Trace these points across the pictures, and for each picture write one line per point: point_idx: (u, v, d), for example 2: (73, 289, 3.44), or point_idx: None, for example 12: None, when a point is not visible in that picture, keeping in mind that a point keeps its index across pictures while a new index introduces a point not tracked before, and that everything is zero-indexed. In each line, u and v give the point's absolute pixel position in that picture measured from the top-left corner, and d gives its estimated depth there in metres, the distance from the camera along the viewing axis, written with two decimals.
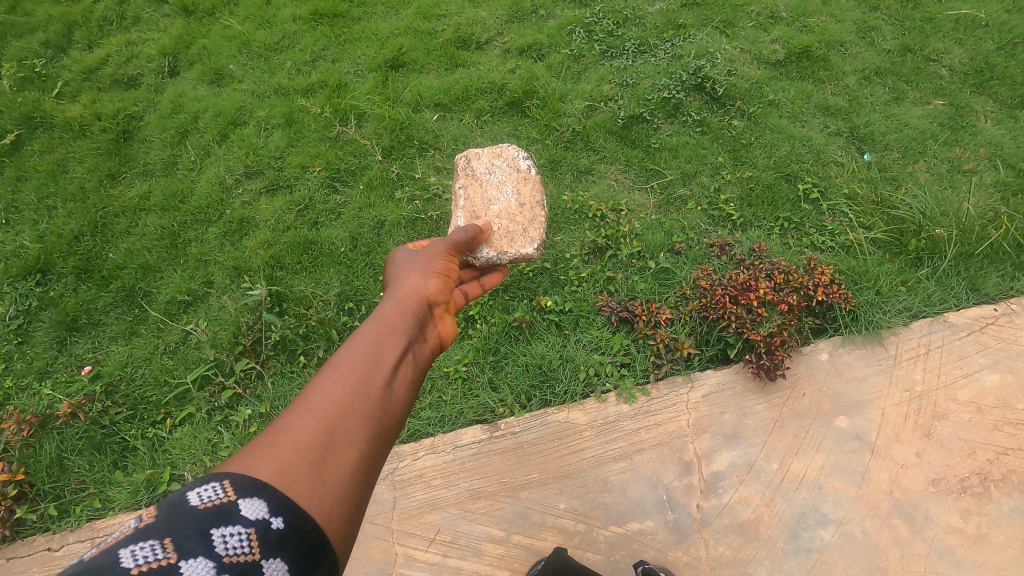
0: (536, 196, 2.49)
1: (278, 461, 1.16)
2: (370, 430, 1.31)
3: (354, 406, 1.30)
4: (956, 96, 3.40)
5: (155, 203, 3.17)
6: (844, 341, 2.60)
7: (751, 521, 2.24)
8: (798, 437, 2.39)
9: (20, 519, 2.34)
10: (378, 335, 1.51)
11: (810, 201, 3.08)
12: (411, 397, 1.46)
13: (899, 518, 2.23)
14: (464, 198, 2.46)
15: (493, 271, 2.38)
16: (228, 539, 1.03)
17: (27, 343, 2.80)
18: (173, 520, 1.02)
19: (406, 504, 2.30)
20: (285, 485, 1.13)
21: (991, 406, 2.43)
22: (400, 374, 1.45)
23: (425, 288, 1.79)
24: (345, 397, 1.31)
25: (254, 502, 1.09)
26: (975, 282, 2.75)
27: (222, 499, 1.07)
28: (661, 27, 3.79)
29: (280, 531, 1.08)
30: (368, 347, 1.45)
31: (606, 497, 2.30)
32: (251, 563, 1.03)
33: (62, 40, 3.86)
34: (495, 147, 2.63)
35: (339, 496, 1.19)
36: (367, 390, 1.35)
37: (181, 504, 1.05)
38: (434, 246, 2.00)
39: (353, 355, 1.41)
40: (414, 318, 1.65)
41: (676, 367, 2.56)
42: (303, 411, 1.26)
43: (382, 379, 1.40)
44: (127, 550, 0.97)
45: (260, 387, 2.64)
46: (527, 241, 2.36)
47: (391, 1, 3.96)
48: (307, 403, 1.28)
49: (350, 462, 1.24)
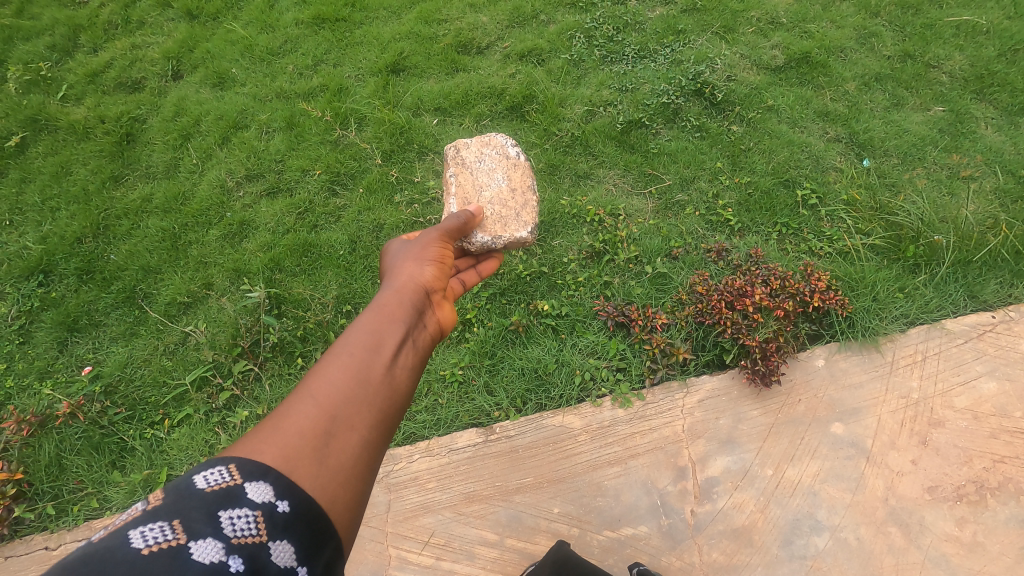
0: (526, 181, 2.52)
1: (282, 446, 1.20)
2: (370, 416, 1.35)
3: (355, 394, 1.34)
4: (956, 102, 3.40)
5: (156, 205, 3.20)
6: (841, 347, 2.60)
7: (746, 527, 2.24)
8: (793, 443, 2.39)
9: (19, 518, 2.36)
10: (377, 323, 1.54)
11: (808, 207, 3.08)
12: (412, 383, 1.50)
13: (895, 526, 2.22)
14: (456, 185, 2.47)
15: (489, 257, 2.40)
16: (236, 521, 1.06)
17: (28, 343, 2.83)
18: (181, 502, 1.05)
19: (401, 507, 2.31)
20: (290, 470, 1.17)
21: (987, 414, 2.42)
22: (400, 361, 1.49)
23: (422, 276, 1.81)
24: (346, 384, 1.35)
25: (260, 486, 1.12)
26: (973, 289, 2.74)
27: (228, 483, 1.10)
28: (661, 33, 3.81)
29: (286, 514, 1.12)
30: (368, 334, 1.48)
31: (600, 501, 2.30)
32: (258, 545, 1.06)
33: (68, 43, 3.90)
34: (482, 136, 2.65)
35: (342, 480, 1.23)
36: (368, 376, 1.39)
37: (188, 487, 1.08)
38: (429, 234, 2.01)
39: (353, 343, 1.44)
40: (413, 306, 1.67)
41: (672, 372, 2.57)
42: (305, 398, 1.30)
43: (382, 366, 1.43)
44: (138, 531, 0.99)
45: (257, 389, 2.66)
46: (521, 225, 2.37)
47: (393, 7, 4.00)
48: (309, 390, 1.31)
49: (352, 447, 1.28)
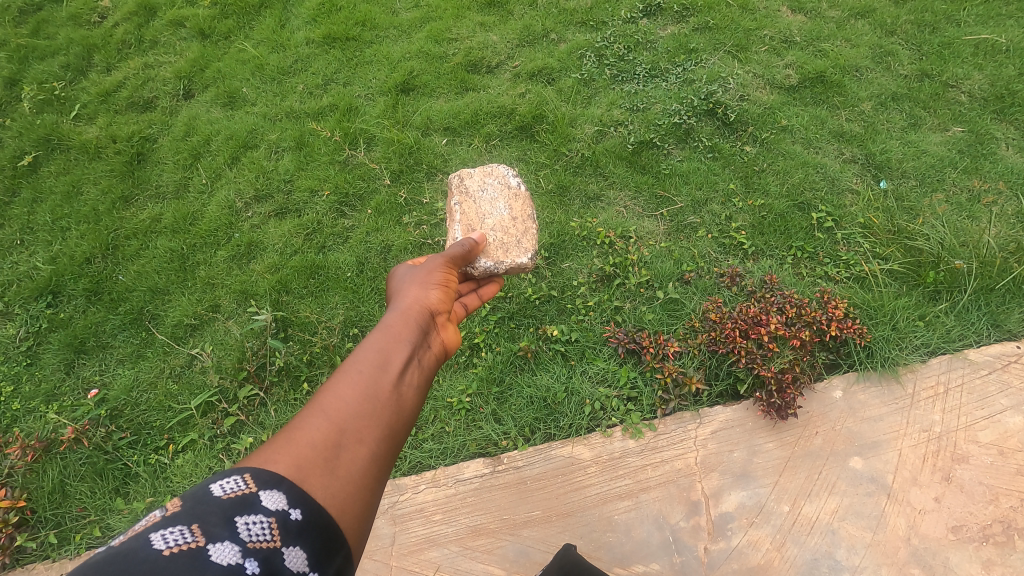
0: (527, 210, 2.48)
1: (295, 456, 1.17)
2: (379, 431, 1.31)
3: (364, 408, 1.31)
4: (975, 123, 3.33)
5: (165, 225, 3.20)
6: (859, 377, 2.53)
7: (762, 567, 2.16)
8: (811, 478, 2.32)
9: (20, 547, 2.33)
10: (384, 342, 1.51)
11: (823, 230, 3.02)
12: (419, 402, 1.46)
13: (918, 567, 2.13)
14: (459, 213, 2.44)
15: (490, 281, 2.33)
16: (252, 527, 1.02)
17: (35, 364, 2.81)
18: (199, 507, 1.02)
19: (406, 539, 2.26)
20: (302, 479, 1.14)
21: (1014, 450, 2.33)
22: (407, 379, 1.45)
23: (427, 299, 1.77)
24: (356, 399, 1.32)
25: (274, 494, 1.09)
26: (997, 317, 2.66)
27: (244, 491, 1.07)
28: (672, 52, 3.78)
29: (299, 521, 1.08)
30: (375, 353, 1.45)
31: (610, 536, 2.24)
32: (273, 550, 1.02)
33: (82, 62, 3.94)
34: (485, 166, 2.62)
35: (353, 491, 1.19)
36: (376, 392, 1.36)
37: (204, 494, 1.05)
38: (434, 260, 1.98)
39: (361, 361, 1.41)
40: (419, 326, 1.64)
41: (684, 403, 2.51)
42: (316, 411, 1.27)
43: (390, 382, 1.40)
44: (158, 534, 0.96)
45: (263, 415, 2.62)
46: (522, 251, 2.33)
47: (404, 25, 4.01)
48: (320, 403, 1.28)
49: (362, 460, 1.24)
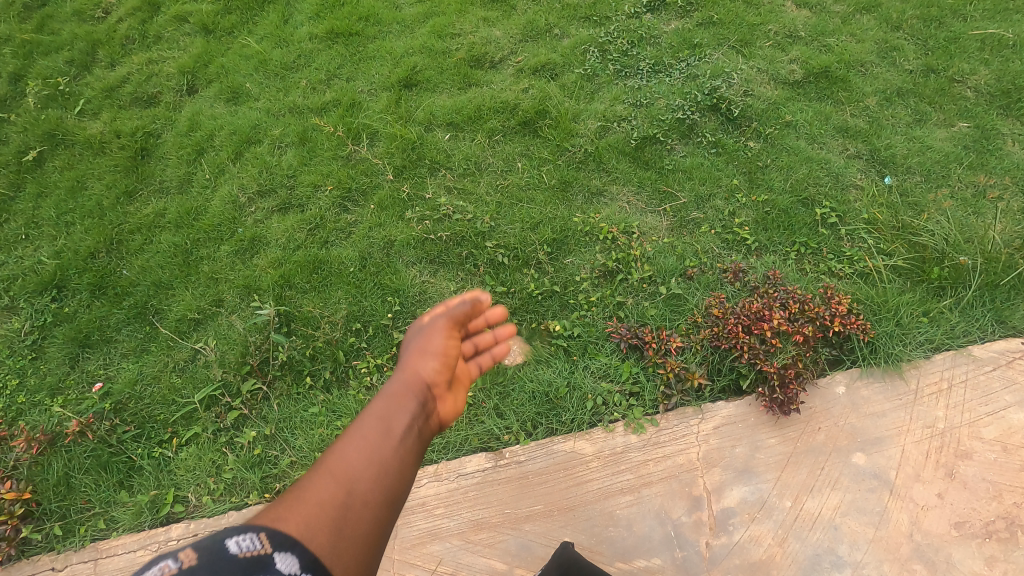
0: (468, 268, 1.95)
1: (300, 523, 1.21)
2: (376, 509, 1.32)
3: (365, 481, 1.34)
4: (981, 118, 3.31)
5: (169, 220, 3.21)
6: (863, 373, 2.53)
7: (763, 562, 2.16)
8: (813, 474, 2.31)
9: (26, 539, 2.34)
10: (386, 410, 1.51)
11: (827, 225, 3.01)
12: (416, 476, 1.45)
13: (920, 563, 2.12)
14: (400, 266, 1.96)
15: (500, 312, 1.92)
16: None
17: (40, 358, 2.82)
18: (217, 565, 1.04)
19: (408, 533, 2.27)
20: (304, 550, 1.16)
21: (1018, 446, 2.32)
22: (407, 447, 1.45)
23: (436, 360, 1.68)
24: (358, 472, 1.35)
25: (287, 556, 1.12)
26: (1002, 314, 2.65)
27: (259, 550, 1.10)
28: (675, 47, 3.77)
29: None
30: (376, 423, 1.46)
31: (612, 531, 2.24)
32: None
33: (87, 58, 3.95)
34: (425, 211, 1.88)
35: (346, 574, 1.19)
36: (377, 464, 1.38)
37: (221, 549, 1.07)
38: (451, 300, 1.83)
39: (365, 429, 1.45)
40: (422, 392, 1.59)
41: (686, 399, 2.51)
42: (323, 480, 1.32)
43: (392, 450, 1.42)
44: None
45: (266, 409, 2.62)
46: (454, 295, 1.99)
47: (407, 21, 4.00)
48: (326, 474, 1.33)
49: (357, 537, 1.25)
